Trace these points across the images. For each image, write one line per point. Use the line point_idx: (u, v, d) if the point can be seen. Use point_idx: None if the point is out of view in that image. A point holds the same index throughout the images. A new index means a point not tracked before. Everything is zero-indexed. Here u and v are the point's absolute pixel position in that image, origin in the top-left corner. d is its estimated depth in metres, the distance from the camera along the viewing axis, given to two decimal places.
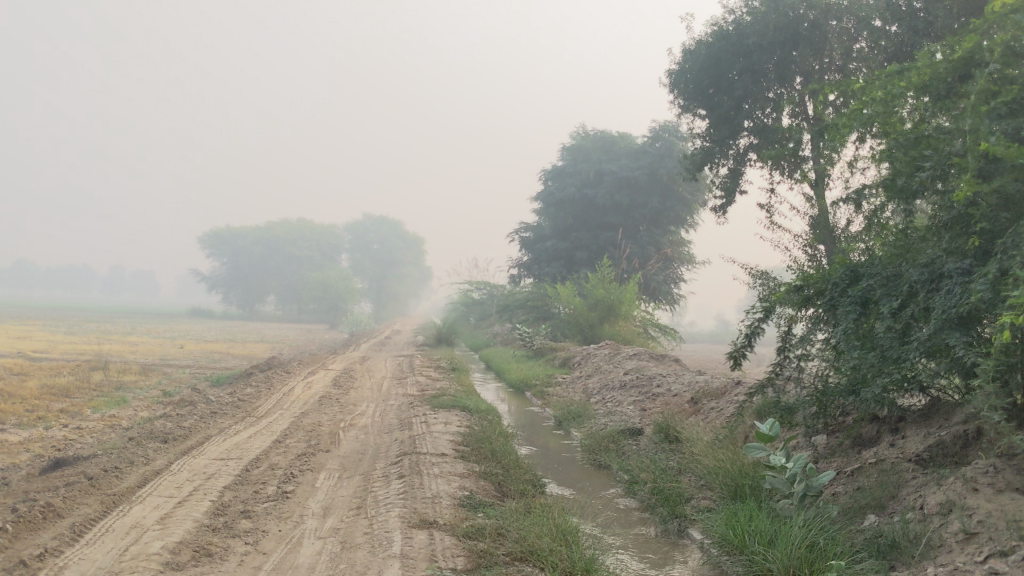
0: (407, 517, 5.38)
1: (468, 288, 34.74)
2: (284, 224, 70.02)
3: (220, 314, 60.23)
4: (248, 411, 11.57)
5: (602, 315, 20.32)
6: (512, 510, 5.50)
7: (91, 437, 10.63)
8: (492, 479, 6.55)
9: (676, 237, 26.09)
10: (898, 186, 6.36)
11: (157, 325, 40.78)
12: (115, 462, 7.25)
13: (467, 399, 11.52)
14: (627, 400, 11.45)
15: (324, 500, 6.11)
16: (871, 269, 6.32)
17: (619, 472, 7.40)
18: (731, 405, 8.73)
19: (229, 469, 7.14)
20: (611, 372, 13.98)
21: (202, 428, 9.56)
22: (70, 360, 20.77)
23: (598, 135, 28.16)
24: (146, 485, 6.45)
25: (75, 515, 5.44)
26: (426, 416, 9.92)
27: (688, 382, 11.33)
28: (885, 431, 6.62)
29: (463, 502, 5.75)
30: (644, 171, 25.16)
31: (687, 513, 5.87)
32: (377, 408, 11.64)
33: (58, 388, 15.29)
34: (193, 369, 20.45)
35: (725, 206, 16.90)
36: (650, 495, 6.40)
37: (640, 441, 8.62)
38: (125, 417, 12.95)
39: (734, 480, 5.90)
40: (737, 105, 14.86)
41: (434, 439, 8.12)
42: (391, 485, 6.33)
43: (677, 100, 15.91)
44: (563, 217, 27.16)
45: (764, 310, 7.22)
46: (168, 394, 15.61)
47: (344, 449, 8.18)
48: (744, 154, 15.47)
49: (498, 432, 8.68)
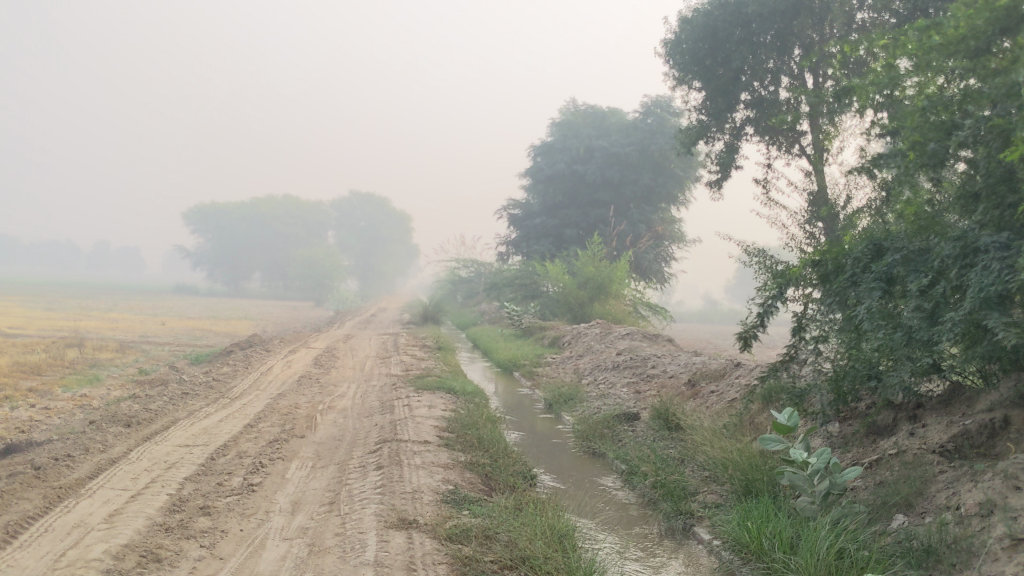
0: (384, 515, 4.82)
1: (455, 265, 34.16)
2: (269, 200, 69.08)
3: (204, 291, 59.41)
4: (221, 391, 10.99)
5: (592, 294, 19.77)
6: (502, 509, 4.93)
7: (56, 417, 10.04)
8: (479, 470, 6.01)
9: (668, 214, 25.52)
10: (928, 153, 5.78)
11: (141, 302, 40.02)
12: (69, 449, 6.66)
13: (453, 380, 10.97)
14: (620, 382, 10.94)
15: (294, 494, 5.54)
16: (896, 243, 5.69)
17: (615, 462, 6.84)
18: (735, 389, 8.19)
19: (192, 458, 6.55)
20: (604, 352, 13.43)
21: (170, 410, 8.97)
22: (44, 336, 20.09)
23: (588, 110, 27.46)
24: (99, 476, 5.86)
25: (13, 513, 4.86)
26: (409, 399, 9.38)
27: (685, 363, 10.78)
28: (902, 418, 6.04)
29: (447, 498, 5.18)
30: (636, 147, 24.54)
31: (694, 510, 5.31)
32: (359, 390, 11.07)
33: (28, 365, 14.66)
34: (172, 346, 19.82)
35: (720, 181, 16.33)
36: (652, 489, 5.84)
37: (636, 426, 8.10)
38: (95, 396, 12.35)
39: (745, 474, 5.34)
40: (734, 77, 14.27)
41: (415, 425, 7.55)
42: (368, 478, 5.76)
43: (673, 71, 15.27)
44: (552, 193, 26.57)
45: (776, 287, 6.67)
46: (144, 372, 15.01)
47: (320, 435, 7.61)
48: (741, 128, 14.86)
49: (485, 417, 8.14)
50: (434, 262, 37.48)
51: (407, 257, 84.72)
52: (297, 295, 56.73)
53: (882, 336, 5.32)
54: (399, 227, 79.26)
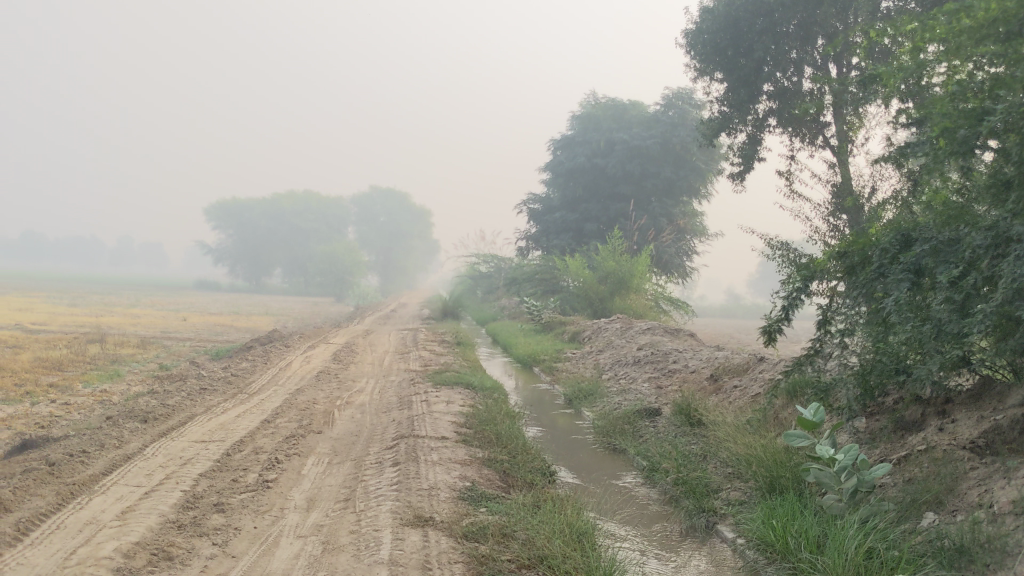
0: (400, 512, 4.73)
1: (474, 261, 34.09)
2: (290, 196, 69.26)
3: (226, 287, 59.65)
4: (240, 386, 10.95)
5: (612, 288, 19.64)
6: (521, 506, 4.83)
7: (77, 413, 10.04)
8: (497, 467, 5.90)
9: (689, 208, 25.32)
10: (957, 140, 5.60)
11: (164, 298, 40.22)
12: (84, 445, 6.61)
13: (472, 375, 10.89)
14: (642, 376, 10.82)
15: (310, 490, 5.46)
16: (924, 233, 5.51)
17: (636, 458, 6.72)
18: (758, 384, 8.05)
19: (208, 454, 6.49)
20: (624, 347, 13.29)
21: (188, 406, 8.93)
22: (67, 332, 20.16)
23: (607, 103, 27.25)
24: (113, 473, 5.80)
25: (25, 510, 4.80)
26: (428, 394, 9.29)
27: (708, 357, 10.64)
28: (931, 414, 5.87)
29: (464, 495, 5.08)
30: (657, 140, 24.33)
31: (717, 508, 5.19)
32: (378, 385, 11.00)
33: (50, 361, 14.69)
34: (193, 341, 19.84)
35: (743, 174, 16.14)
36: (673, 486, 5.73)
37: (657, 422, 7.97)
38: (116, 392, 12.33)
39: (769, 471, 5.21)
40: (757, 67, 14.09)
41: (433, 421, 7.46)
42: (384, 474, 5.67)
43: (694, 62, 15.10)
44: (573, 187, 26.43)
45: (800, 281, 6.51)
46: (164, 367, 15.00)
47: (337, 431, 7.53)
48: (764, 119, 14.65)
49: (504, 412, 8.04)
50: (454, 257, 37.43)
51: (427, 252, 84.72)
52: (318, 291, 56.85)
53: (911, 329, 5.15)
54: (419, 223, 79.32)
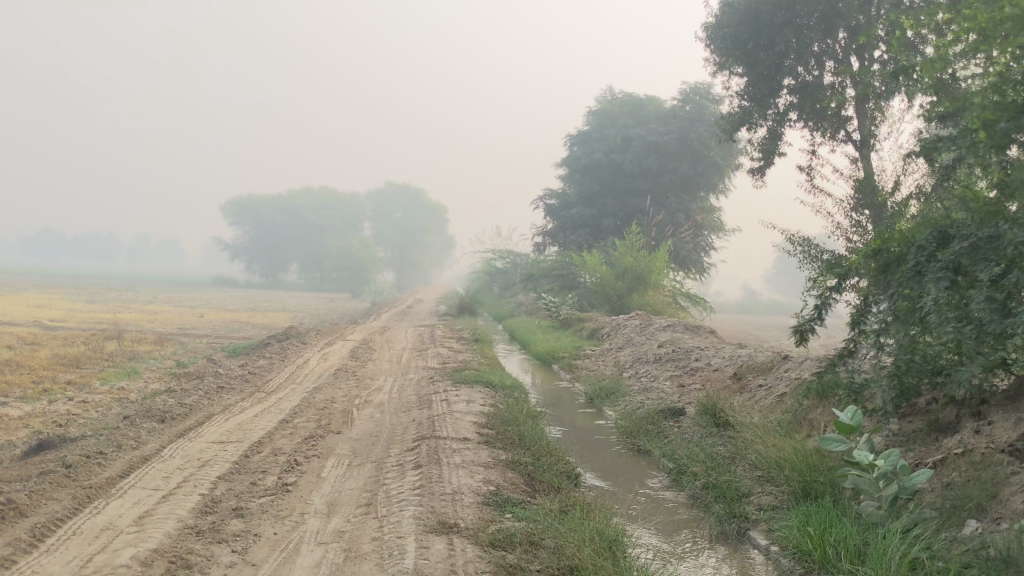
0: (424, 519, 4.60)
1: (491, 257, 33.95)
2: (306, 193, 69.27)
3: (243, 283, 59.73)
4: (258, 385, 10.84)
5: (631, 284, 19.47)
6: (548, 512, 4.70)
7: (94, 411, 9.96)
8: (521, 470, 5.76)
9: (707, 203, 25.08)
10: (997, 133, 5.42)
11: (181, 294, 40.25)
12: (102, 446, 6.51)
13: (491, 374, 10.74)
14: (663, 374, 10.66)
15: (330, 494, 5.34)
16: (962, 229, 5.31)
17: (661, 460, 6.57)
18: (785, 383, 7.88)
19: (226, 455, 6.37)
20: (644, 344, 13.12)
21: (205, 405, 8.83)
22: (85, 329, 20.14)
23: (624, 98, 27.02)
24: (130, 475, 5.69)
25: (41, 514, 4.70)
26: (448, 393, 9.16)
27: (730, 355, 10.47)
28: (966, 415, 5.65)
29: (489, 500, 4.95)
30: (674, 135, 24.09)
31: (748, 513, 5.04)
32: (396, 383, 10.88)
33: (68, 359, 14.62)
34: (211, 338, 19.77)
35: (763, 169, 15.89)
36: (703, 490, 5.58)
37: (682, 422, 7.82)
38: (133, 390, 12.26)
39: (803, 475, 5.06)
40: (778, 61, 13.88)
41: (454, 421, 7.33)
42: (406, 477, 5.55)
43: (714, 56, 14.90)
44: (590, 183, 26.27)
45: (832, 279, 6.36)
46: (182, 365, 14.91)
47: (356, 431, 7.40)
48: (785, 113, 14.38)
49: (526, 412, 7.91)
50: (470, 253, 37.30)
51: (443, 248, 84.62)
52: (334, 286, 56.85)
53: (951, 330, 4.98)
54: (434, 218, 79.24)
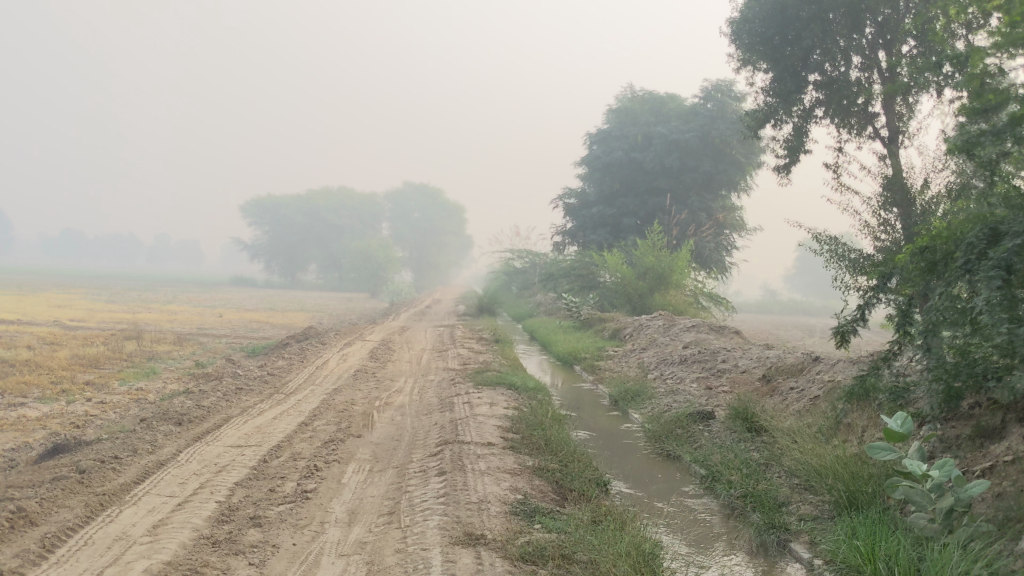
0: (449, 529, 4.40)
1: (510, 256, 33.74)
2: (324, 193, 69.29)
3: (262, 283, 59.80)
4: (276, 386, 10.66)
5: (652, 284, 19.21)
6: (580, 523, 4.50)
7: (111, 413, 9.81)
8: (549, 477, 5.54)
9: (729, 202, 24.74)
10: None
11: (201, 295, 40.20)
12: (117, 450, 6.35)
13: (513, 376, 10.51)
14: (689, 377, 10.41)
15: (350, 502, 5.14)
16: (1015, 225, 5.03)
17: (693, 467, 6.36)
18: (818, 387, 7.63)
19: (244, 460, 6.19)
20: (668, 345, 12.86)
21: (224, 407, 8.65)
22: (105, 329, 20.09)
23: (645, 96, 26.74)
24: (145, 481, 5.52)
25: (52, 523, 4.52)
26: (470, 395, 8.96)
27: (758, 356, 10.20)
28: (1014, 419, 5.06)
29: (517, 509, 4.74)
30: (696, 132, 23.76)
31: (789, 523, 4.81)
32: (416, 385, 10.68)
33: (87, 359, 14.50)
34: (230, 338, 19.64)
35: (789, 166, 15.57)
36: (740, 500, 5.37)
37: (712, 426, 7.59)
38: (152, 390, 12.14)
39: (847, 484, 4.84)
40: (805, 57, 13.57)
41: (477, 425, 7.11)
42: (429, 484, 5.33)
43: (739, 51, 14.63)
44: (610, 182, 26.03)
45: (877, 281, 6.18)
46: (201, 365, 14.78)
47: (377, 435, 7.20)
48: (811, 110, 14.02)
49: (550, 416, 7.71)
50: (488, 253, 37.16)
51: (460, 248, 84.39)
52: (353, 286, 56.85)
53: (1007, 330, 4.67)
54: (453, 218, 79.11)
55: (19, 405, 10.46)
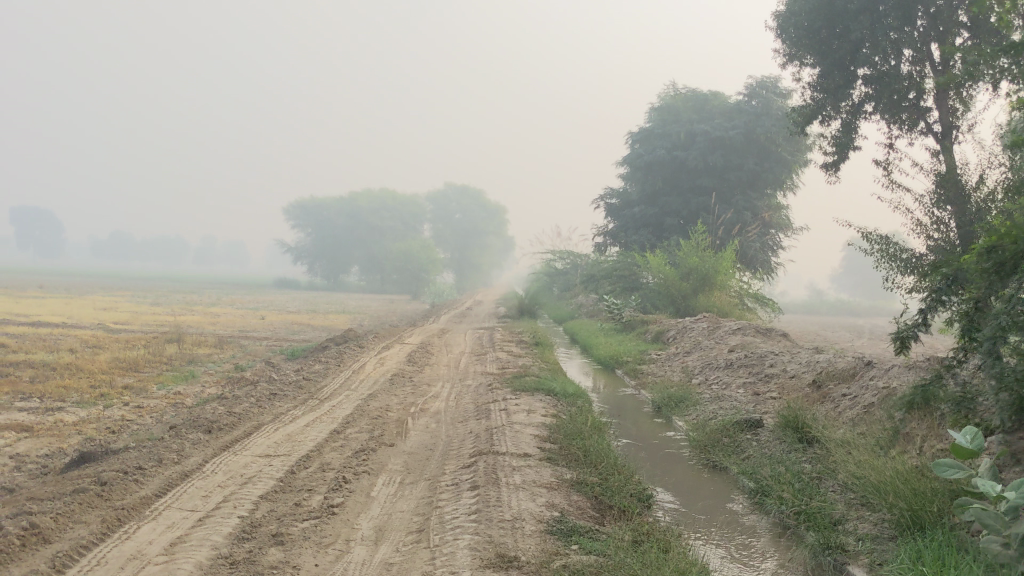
0: (481, 550, 4.12)
1: (551, 257, 33.43)
2: (366, 195, 69.49)
3: (305, 285, 60.11)
4: (311, 391, 10.47)
5: (695, 285, 18.78)
6: (620, 544, 4.20)
7: (146, 418, 9.67)
8: (587, 492, 5.24)
9: (774, 201, 24.20)
10: None
11: (245, 296, 40.44)
12: (142, 460, 6.16)
13: (553, 380, 10.20)
14: (736, 382, 10.04)
15: (379, 517, 4.88)
16: None
17: (741, 480, 6.03)
18: (872, 394, 7.24)
19: (271, 472, 5.96)
20: (713, 349, 12.49)
21: (256, 413, 8.46)
22: (148, 331, 20.15)
23: (688, 94, 26.28)
24: (167, 494, 5.32)
25: (65, 540, 4.32)
26: (508, 401, 8.69)
27: (807, 360, 9.81)
28: None
29: (553, 528, 4.45)
30: (740, 130, 23.28)
31: (847, 544, 4.46)
32: (453, 390, 10.43)
33: (127, 362, 14.46)
34: (270, 340, 19.56)
35: (837, 164, 15.11)
36: (793, 519, 5.03)
37: (760, 435, 7.24)
38: (190, 394, 12.03)
39: (909, 503, 4.48)
40: (854, 51, 13.11)
41: (514, 434, 6.83)
42: (461, 500, 5.05)
43: (786, 46, 14.22)
44: (652, 181, 25.62)
45: (941, 283, 5.81)
46: (240, 368, 14.66)
47: (411, 443, 6.96)
48: (860, 105, 13.52)
49: (591, 423, 7.41)
50: (529, 255, 36.91)
51: (502, 249, 84.24)
52: (395, 287, 56.86)
53: None
54: (495, 219, 78.98)
55: (55, 409, 10.38)
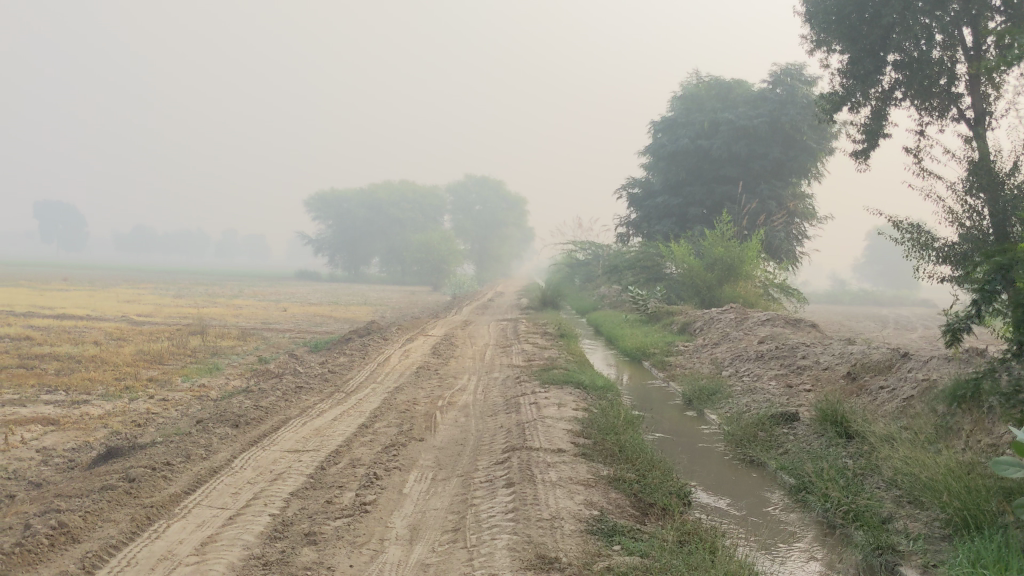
0: (520, 551, 3.99)
1: (572, 248, 33.25)
2: (386, 187, 69.43)
3: (326, 277, 60.15)
4: (337, 384, 10.37)
5: (721, 275, 18.54)
6: (664, 545, 4.06)
7: (172, 412, 9.60)
8: (626, 489, 5.10)
9: (799, 190, 23.88)
10: None
11: (266, 289, 40.54)
12: (170, 456, 6.07)
13: (581, 373, 10.04)
14: (768, 374, 9.86)
15: (413, 516, 4.76)
16: None
17: (782, 476, 5.87)
18: (911, 386, 7.05)
19: (300, 468, 5.85)
20: (742, 340, 12.31)
21: (282, 407, 8.36)
22: (171, 324, 20.11)
23: (712, 82, 25.97)
24: (197, 491, 5.22)
25: (94, 540, 4.23)
26: (536, 394, 8.55)
27: (841, 352, 9.61)
28: None
29: (594, 528, 4.32)
30: (765, 119, 22.95)
31: (898, 544, 4.31)
32: (480, 383, 10.29)
33: (152, 355, 14.41)
34: (293, 333, 19.49)
35: (868, 152, 14.84)
36: (840, 518, 4.88)
37: (796, 428, 7.07)
38: (214, 387, 11.96)
39: (963, 501, 4.31)
40: (885, 37, 12.81)
41: (546, 428, 6.69)
42: (497, 498, 4.92)
43: (815, 32, 13.98)
44: (675, 171, 25.37)
45: (994, 272, 5.62)
46: (264, 361, 14.58)
47: (441, 438, 6.84)
48: (890, 92, 13.23)
49: (623, 418, 7.26)
50: (551, 245, 36.68)
51: (522, 240, 83.97)
52: (416, 279, 56.75)
53: None
54: (515, 209, 78.70)
55: (81, 402, 10.33)
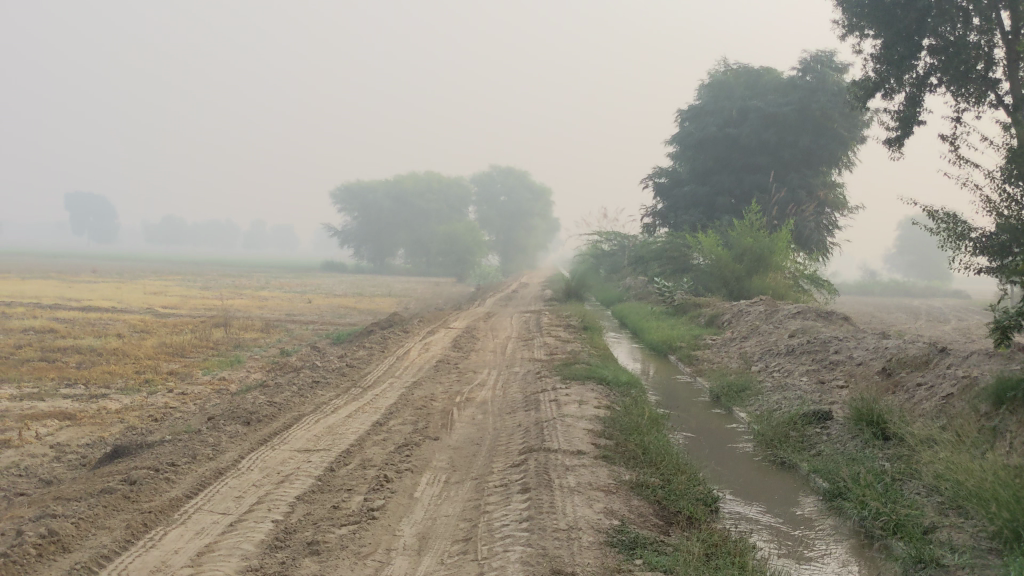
0: (533, 565, 3.72)
1: (598, 239, 32.85)
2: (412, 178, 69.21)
3: (351, 268, 60.09)
4: (355, 379, 10.13)
5: (750, 267, 18.11)
6: (689, 559, 3.77)
7: (188, 406, 9.41)
8: (649, 496, 4.82)
9: (830, 179, 23.37)
10: None
11: (292, 280, 40.51)
12: (176, 456, 5.85)
13: (604, 368, 9.74)
14: (799, 370, 9.50)
15: (423, 523, 4.50)
16: None
17: (816, 480, 5.57)
18: (950, 383, 6.70)
19: (309, 469, 5.61)
20: (772, 334, 11.94)
21: (298, 404, 8.13)
22: (196, 316, 20.01)
23: (741, 69, 25.48)
24: (199, 495, 4.99)
25: (85, 550, 4.01)
26: (557, 391, 8.26)
27: (874, 346, 9.23)
28: None
29: (613, 540, 4.04)
30: (794, 106, 22.50)
31: (942, 558, 4.00)
32: (501, 378, 10.01)
33: (174, 347, 14.26)
34: (316, 325, 19.31)
35: (902, 139, 14.42)
36: (879, 529, 4.57)
37: (829, 428, 6.74)
38: (233, 381, 11.76)
39: (1011, 511, 3.98)
40: (920, 21, 12.34)
41: (566, 428, 6.41)
42: (512, 505, 4.64)
43: (847, 17, 13.55)
44: (703, 160, 24.96)
45: None
46: (285, 354, 14.39)
47: (456, 437, 6.57)
48: (926, 77, 12.77)
49: (647, 417, 6.96)
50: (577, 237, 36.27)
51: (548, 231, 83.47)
52: (440, 271, 56.49)
53: None
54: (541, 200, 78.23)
55: (98, 396, 10.17)
